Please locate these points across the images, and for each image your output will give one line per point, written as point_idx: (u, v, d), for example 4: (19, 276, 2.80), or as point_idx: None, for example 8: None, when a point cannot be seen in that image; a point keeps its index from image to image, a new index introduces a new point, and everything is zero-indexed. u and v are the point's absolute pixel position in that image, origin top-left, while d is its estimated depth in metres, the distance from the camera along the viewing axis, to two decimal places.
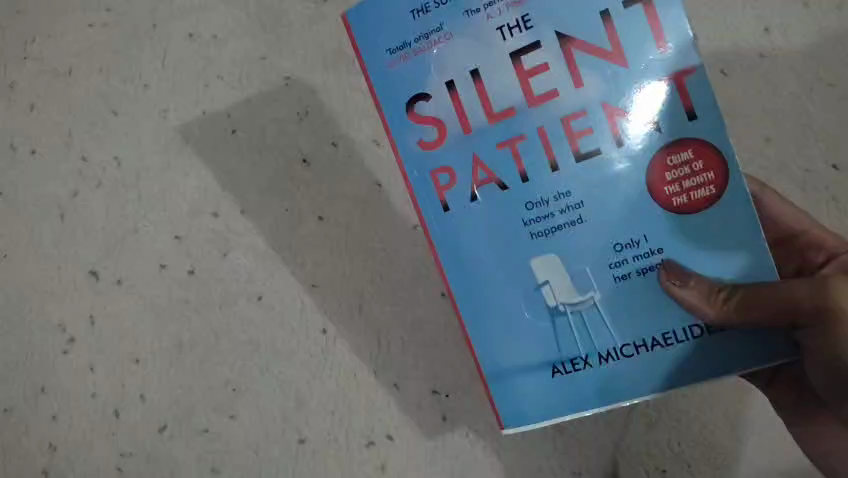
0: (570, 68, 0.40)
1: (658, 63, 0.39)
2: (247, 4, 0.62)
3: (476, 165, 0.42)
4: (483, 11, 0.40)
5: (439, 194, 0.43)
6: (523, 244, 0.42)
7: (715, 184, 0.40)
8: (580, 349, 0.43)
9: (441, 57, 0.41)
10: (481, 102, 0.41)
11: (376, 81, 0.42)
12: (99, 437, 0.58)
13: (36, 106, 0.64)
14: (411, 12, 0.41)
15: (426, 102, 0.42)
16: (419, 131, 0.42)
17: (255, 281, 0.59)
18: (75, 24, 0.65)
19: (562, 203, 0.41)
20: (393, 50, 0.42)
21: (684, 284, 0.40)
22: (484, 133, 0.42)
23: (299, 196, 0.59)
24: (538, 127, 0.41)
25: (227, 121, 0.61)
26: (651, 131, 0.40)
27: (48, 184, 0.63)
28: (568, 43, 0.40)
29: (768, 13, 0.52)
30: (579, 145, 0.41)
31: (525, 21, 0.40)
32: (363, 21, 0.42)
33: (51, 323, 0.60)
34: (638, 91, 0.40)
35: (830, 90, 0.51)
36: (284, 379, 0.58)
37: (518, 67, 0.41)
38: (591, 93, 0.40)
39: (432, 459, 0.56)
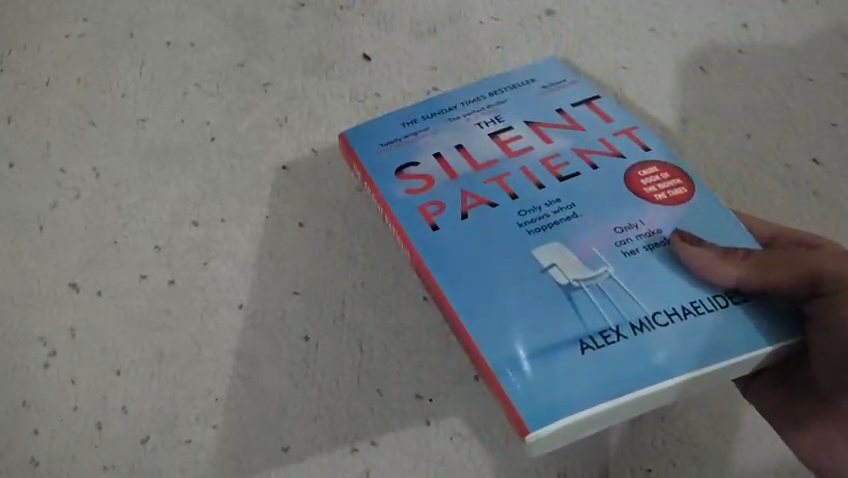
0: (541, 134, 0.53)
1: (609, 127, 0.52)
2: (224, 12, 0.67)
3: (465, 196, 0.49)
4: (463, 118, 0.55)
5: (429, 220, 0.48)
6: (522, 239, 0.46)
7: (686, 186, 0.48)
8: (609, 323, 0.42)
9: (428, 143, 0.53)
10: (466, 159, 0.52)
11: (368, 162, 0.53)
12: (82, 450, 0.55)
13: (14, 118, 0.64)
14: (402, 124, 0.55)
15: (415, 167, 0.52)
16: (409, 184, 0.51)
17: (234, 291, 0.58)
18: (52, 36, 0.67)
19: (555, 207, 0.48)
20: (383, 143, 0.54)
21: (698, 247, 0.44)
22: (471, 176, 0.51)
23: (280, 204, 0.60)
24: (521, 167, 0.50)
25: (206, 129, 0.63)
26: (619, 160, 0.50)
27: (26, 196, 0.62)
28: (536, 125, 0.53)
29: (743, 13, 0.65)
30: (562, 173, 0.50)
31: (499, 118, 0.54)
32: (359, 133, 0.55)
33: (31, 336, 0.58)
34: (600, 140, 0.52)
35: (809, 83, 0.62)
36: (266, 387, 0.56)
37: (498, 139, 0.53)
38: (560, 145, 0.52)
39: (415, 464, 0.54)
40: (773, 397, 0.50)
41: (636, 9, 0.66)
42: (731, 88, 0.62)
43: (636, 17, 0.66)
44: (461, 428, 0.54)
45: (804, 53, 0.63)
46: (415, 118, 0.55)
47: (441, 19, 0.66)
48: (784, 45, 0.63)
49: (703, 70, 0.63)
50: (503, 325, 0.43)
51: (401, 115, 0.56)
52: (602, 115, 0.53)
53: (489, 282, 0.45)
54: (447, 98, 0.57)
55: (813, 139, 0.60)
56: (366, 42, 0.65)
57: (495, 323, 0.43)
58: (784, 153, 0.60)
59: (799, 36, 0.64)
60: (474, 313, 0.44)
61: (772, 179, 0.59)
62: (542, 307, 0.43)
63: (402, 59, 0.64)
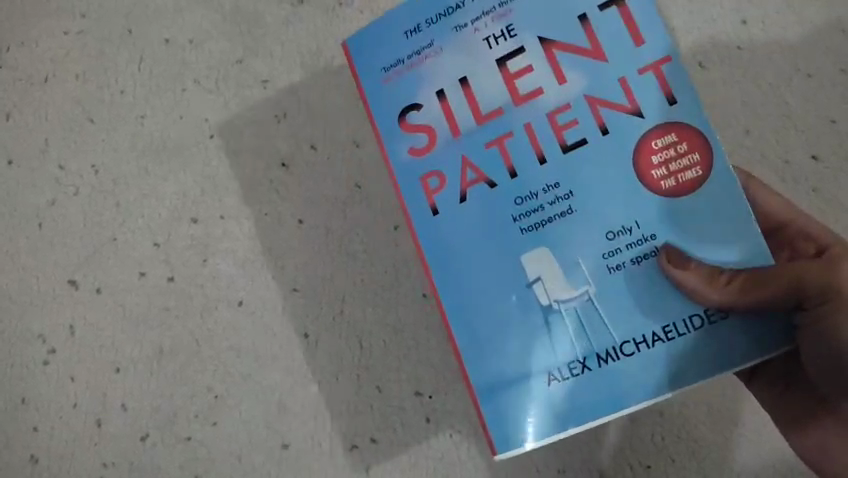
0: (553, 68, 0.38)
1: (633, 57, 0.37)
2: (221, 5, 0.64)
3: (465, 165, 0.39)
4: (470, 25, 0.39)
5: (429, 198, 0.40)
6: (514, 240, 0.38)
7: (702, 167, 0.36)
8: (576, 353, 0.37)
9: (432, 70, 0.40)
10: (470, 107, 0.39)
11: (369, 90, 0.41)
12: (81, 448, 0.56)
13: (12, 115, 0.64)
14: (405, 32, 0.40)
15: (416, 112, 0.40)
16: (410, 139, 0.40)
17: (233, 287, 0.58)
18: (49, 32, 0.65)
19: (552, 195, 0.38)
20: (385, 68, 0.41)
21: (682, 268, 0.36)
22: (472, 134, 0.39)
23: (278, 201, 0.60)
24: (525, 124, 0.38)
25: (204, 126, 0.62)
26: (634, 118, 0.37)
27: (26, 194, 0.62)
28: (550, 46, 0.38)
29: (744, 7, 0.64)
30: (567, 137, 0.38)
31: (509, 31, 0.39)
32: (362, 42, 0.41)
33: (31, 333, 0.59)
34: (622, 79, 0.37)
35: (808, 79, 0.62)
36: (266, 384, 0.56)
37: (504, 71, 0.39)
38: (575, 88, 0.38)
39: (415, 462, 0.54)
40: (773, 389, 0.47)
41: None
42: (730, 84, 0.62)
43: None
44: (460, 425, 0.54)
45: (803, 49, 0.62)
46: (419, 23, 0.40)
47: None
48: (785, 40, 0.63)
49: (701, 66, 0.63)
50: (474, 348, 0.39)
51: (400, 16, 0.40)
52: (633, 33, 0.37)
53: (469, 295, 0.39)
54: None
55: (812, 133, 0.61)
56: None
57: (477, 342, 0.39)
58: (783, 148, 0.61)
59: (804, 30, 0.63)
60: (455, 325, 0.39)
61: (771, 172, 0.61)
62: (510, 332, 0.38)
63: None
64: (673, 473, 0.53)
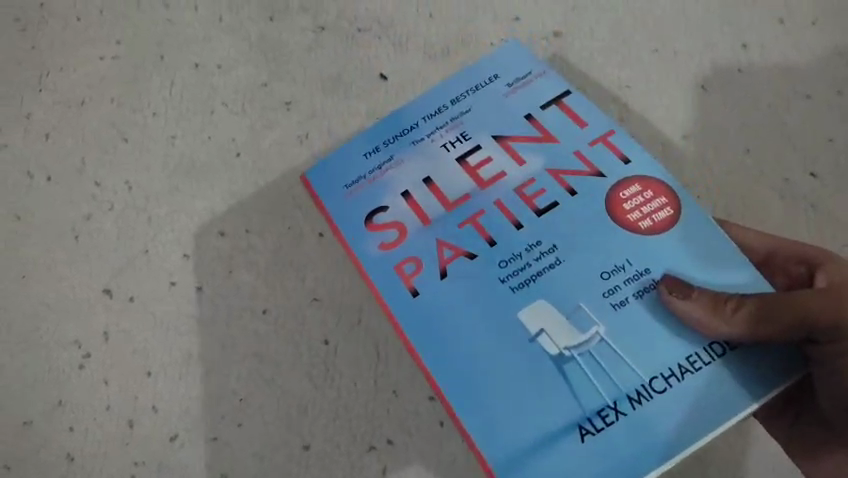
0: (512, 154, 0.55)
1: (580, 135, 0.55)
2: (248, 35, 0.70)
3: (441, 247, 0.52)
4: (426, 138, 0.57)
5: (409, 280, 0.51)
6: (505, 297, 0.49)
7: (671, 206, 0.50)
8: (607, 399, 0.45)
9: (393, 178, 0.56)
10: (435, 197, 0.54)
11: (332, 210, 0.56)
12: (114, 448, 0.59)
13: (52, 134, 0.68)
14: (364, 156, 0.58)
15: (382, 213, 0.54)
16: (380, 237, 0.53)
17: (257, 297, 0.62)
18: (86, 58, 0.70)
19: (536, 252, 0.50)
20: (347, 185, 0.57)
21: (686, 296, 0.46)
22: (445, 219, 0.53)
23: (301, 217, 0.63)
24: (494, 200, 0.53)
25: (231, 146, 0.66)
26: (600, 180, 0.52)
27: (62, 209, 0.65)
28: (508, 139, 0.56)
29: (743, 33, 0.68)
30: (538, 203, 0.52)
31: (464, 136, 0.57)
32: (321, 173, 0.58)
33: (66, 339, 0.62)
34: (577, 153, 0.54)
35: (807, 100, 0.65)
36: (287, 388, 0.59)
37: (466, 166, 0.55)
38: (535, 166, 0.54)
39: (428, 464, 0.57)
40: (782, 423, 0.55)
41: (637, 32, 0.69)
42: (730, 105, 0.65)
43: (641, 36, 0.68)
44: None
45: (797, 72, 0.66)
46: (376, 147, 0.58)
47: (453, 41, 0.69)
48: (783, 63, 0.66)
49: (703, 89, 0.66)
50: (501, 406, 0.46)
51: (360, 146, 0.58)
52: (576, 120, 0.55)
53: (473, 355, 0.48)
54: (405, 116, 0.59)
55: (811, 153, 0.63)
56: (382, 62, 0.68)
57: (488, 400, 0.46)
58: (783, 167, 0.63)
59: (799, 54, 0.66)
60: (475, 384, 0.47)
61: (771, 191, 0.62)
62: (539, 382, 0.46)
63: (414, 79, 0.67)
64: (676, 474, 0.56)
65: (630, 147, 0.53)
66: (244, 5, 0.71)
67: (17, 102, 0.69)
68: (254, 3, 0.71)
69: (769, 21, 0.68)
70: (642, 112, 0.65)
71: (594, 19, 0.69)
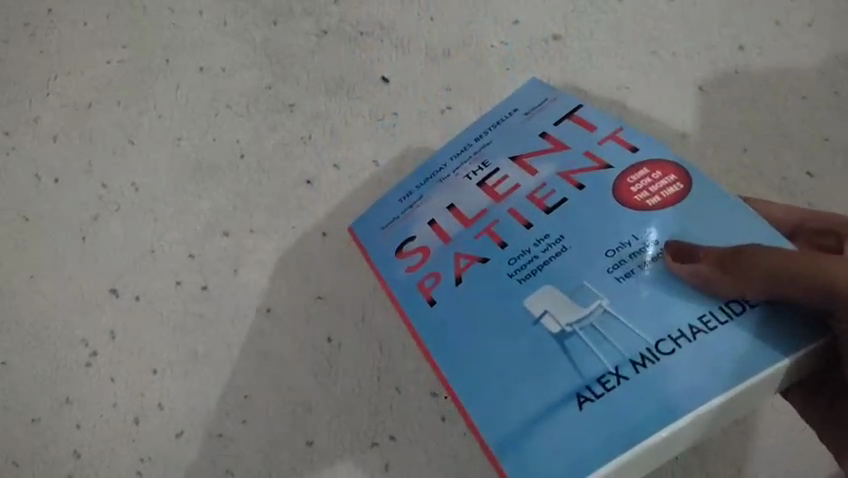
0: (525, 167, 0.49)
1: (589, 140, 0.49)
2: (252, 38, 0.71)
3: (458, 259, 0.46)
4: (454, 173, 0.51)
5: (426, 295, 0.45)
6: (512, 291, 0.43)
7: (682, 182, 0.44)
8: (607, 365, 0.38)
9: (423, 212, 0.50)
10: (457, 219, 0.48)
11: (372, 252, 0.50)
12: (120, 444, 0.59)
13: (59, 137, 0.69)
14: (399, 200, 0.52)
15: (410, 242, 0.49)
16: (404, 263, 0.48)
17: (262, 295, 0.62)
18: (94, 62, 0.72)
19: (543, 245, 0.44)
20: (384, 226, 0.51)
21: (695, 258, 0.40)
22: (464, 234, 0.47)
23: (304, 216, 0.64)
24: (509, 210, 0.47)
25: (236, 147, 0.67)
26: (609, 171, 0.46)
27: (70, 210, 0.66)
28: (522, 157, 0.49)
29: (739, 35, 0.69)
30: (549, 203, 0.46)
31: (485, 165, 0.51)
32: (365, 225, 0.52)
33: (74, 337, 0.62)
34: (590, 158, 0.47)
35: (804, 100, 0.66)
36: (292, 385, 0.60)
37: (486, 187, 0.49)
38: (546, 172, 0.48)
39: (430, 459, 0.57)
40: (817, 401, 0.51)
41: (635, 34, 0.70)
42: (729, 105, 0.66)
43: (638, 38, 0.69)
44: None
45: (794, 72, 0.67)
46: (410, 190, 0.52)
47: (454, 44, 0.70)
48: (779, 64, 0.67)
49: (701, 89, 0.67)
50: (508, 392, 0.40)
51: (393, 195, 0.52)
52: (586, 126, 0.49)
53: (485, 353, 0.42)
54: (431, 164, 0.53)
55: (807, 152, 0.64)
56: (384, 65, 0.69)
57: (499, 395, 0.40)
58: (780, 166, 0.63)
59: (796, 55, 0.67)
60: (481, 376, 0.41)
61: (768, 189, 0.63)
62: (541, 359, 0.40)
63: (415, 82, 0.68)
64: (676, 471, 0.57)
65: (639, 140, 0.47)
66: (249, 10, 0.73)
67: (26, 105, 0.70)
68: (259, 8, 0.73)
69: (765, 23, 0.69)
70: (641, 112, 0.66)
71: (593, 21, 0.70)
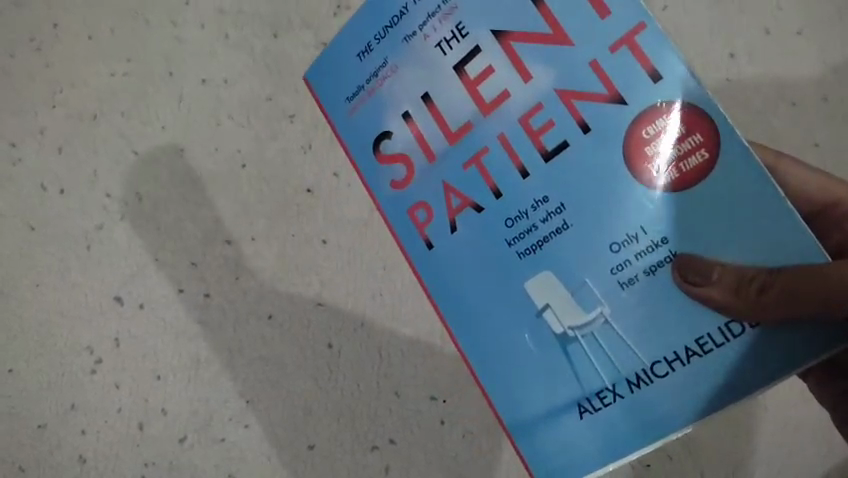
0: (513, 62, 0.34)
1: (605, 29, 0.32)
2: (253, 49, 0.71)
3: (448, 192, 0.36)
4: (419, 33, 0.36)
5: (421, 234, 0.37)
6: (511, 267, 0.35)
7: (707, 148, 0.31)
8: (603, 379, 0.33)
9: (393, 93, 0.37)
10: (438, 124, 0.36)
11: (341, 129, 0.39)
12: (126, 448, 0.61)
13: (65, 148, 0.70)
14: (357, 55, 0.38)
15: (389, 141, 0.38)
16: (389, 171, 0.38)
17: (263, 301, 0.63)
18: (97, 73, 0.72)
19: (542, 211, 0.34)
20: (349, 97, 0.39)
21: (704, 280, 0.31)
22: (449, 157, 0.36)
23: (304, 223, 0.65)
24: (498, 135, 0.35)
25: (237, 157, 0.68)
26: (617, 107, 0.32)
27: (75, 219, 0.68)
28: (506, 39, 0.34)
29: (732, 41, 0.69)
30: (545, 142, 0.34)
31: (461, 31, 0.35)
32: (322, 77, 0.40)
33: (79, 345, 0.64)
34: (595, 66, 0.32)
35: (793, 106, 0.67)
36: (293, 389, 0.61)
37: (464, 79, 0.36)
38: (543, 83, 0.34)
39: (429, 461, 0.59)
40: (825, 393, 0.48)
41: None
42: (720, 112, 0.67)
43: None
44: (472, 426, 0.59)
45: (787, 80, 0.68)
46: (369, 42, 0.37)
47: None
48: (771, 71, 0.68)
49: None
50: (504, 373, 0.35)
51: (349, 40, 0.38)
52: (593, 2, 0.32)
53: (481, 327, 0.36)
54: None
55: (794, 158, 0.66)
56: None
57: (495, 376, 0.36)
58: None
59: (788, 61, 0.68)
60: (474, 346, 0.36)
61: None
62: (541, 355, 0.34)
63: None
64: (670, 470, 0.58)
65: (667, 59, 0.31)
66: (249, 22, 0.72)
67: (31, 116, 0.71)
68: (258, 20, 0.72)
69: (756, 28, 0.69)
70: None
71: None
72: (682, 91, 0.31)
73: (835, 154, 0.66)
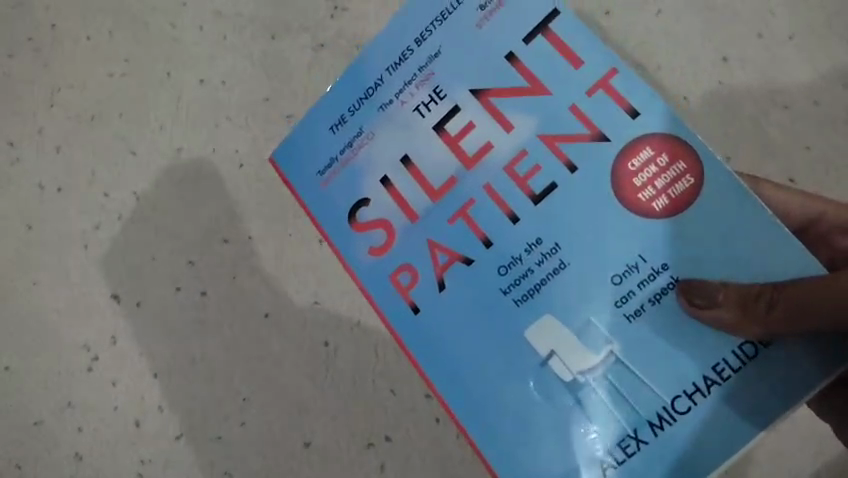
0: (495, 117, 0.36)
1: (582, 79, 0.34)
2: (251, 52, 0.72)
3: (435, 249, 0.36)
4: (396, 100, 0.37)
5: (405, 297, 0.36)
6: (509, 318, 0.34)
7: (692, 173, 0.32)
8: (625, 426, 0.32)
9: (369, 160, 0.38)
10: (420, 184, 0.37)
11: (312, 205, 0.39)
12: (122, 446, 0.61)
13: (63, 148, 0.71)
14: (330, 128, 0.39)
15: (365, 208, 0.37)
16: (366, 239, 0.37)
17: (260, 300, 0.64)
18: (95, 74, 0.73)
19: (537, 254, 0.34)
20: (320, 170, 0.39)
21: (709, 303, 0.31)
22: (433, 215, 0.36)
23: (301, 224, 0.65)
24: (484, 185, 0.35)
25: (235, 158, 0.69)
26: (602, 145, 0.33)
27: (73, 219, 0.68)
28: (485, 96, 0.36)
29: (723, 47, 0.70)
30: (534, 188, 0.34)
31: (438, 93, 0.37)
32: (288, 158, 0.40)
33: (76, 343, 0.64)
34: (575, 109, 0.34)
35: (785, 110, 0.68)
36: (289, 388, 0.61)
37: (445, 136, 0.36)
38: (525, 132, 0.35)
39: (424, 459, 0.59)
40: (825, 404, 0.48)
41: (626, 45, 0.71)
42: (713, 115, 0.69)
43: (628, 51, 0.71)
44: None
45: (779, 84, 0.69)
46: (341, 116, 0.39)
47: None
48: (763, 76, 0.69)
49: (686, 99, 0.69)
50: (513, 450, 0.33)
51: (321, 117, 0.39)
52: (566, 56, 0.34)
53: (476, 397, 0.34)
54: (363, 69, 0.38)
55: (786, 163, 0.67)
56: None
57: (500, 448, 0.34)
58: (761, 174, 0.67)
59: (779, 65, 0.69)
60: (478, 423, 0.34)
61: None
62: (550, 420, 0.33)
63: None
64: None
65: (640, 100, 0.33)
66: (248, 25, 0.73)
67: (29, 117, 0.72)
68: (257, 24, 0.73)
69: (748, 34, 0.70)
70: None
71: None
72: (660, 127, 0.33)
73: (824, 157, 0.67)
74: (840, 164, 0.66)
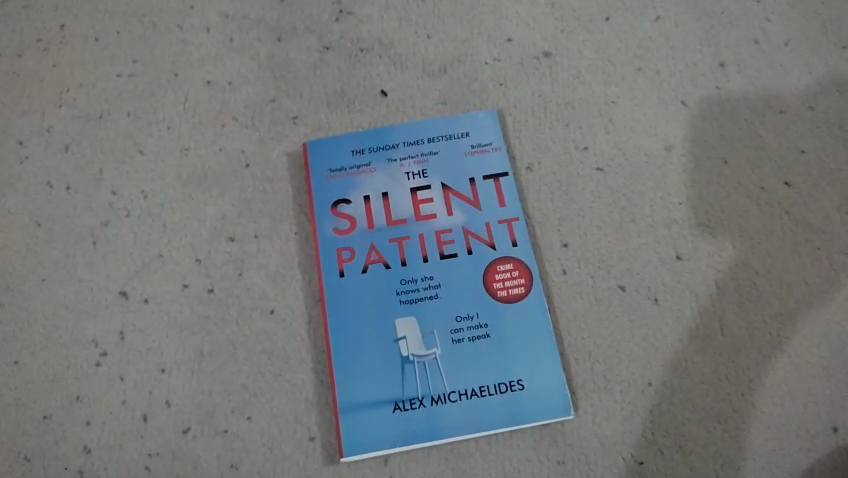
0: (447, 204, 0.66)
1: (498, 211, 0.66)
2: (257, 54, 0.75)
3: (373, 250, 0.65)
4: (398, 162, 0.68)
5: (340, 265, 0.65)
6: (403, 311, 0.63)
7: None
8: (463, 426, 0.59)
9: (364, 181, 0.68)
10: (385, 212, 0.66)
11: (314, 185, 0.68)
12: (130, 439, 0.61)
13: (71, 146, 0.72)
14: (353, 152, 0.69)
15: (347, 205, 0.67)
16: (336, 222, 0.66)
17: (265, 298, 0.65)
18: (105, 75, 0.75)
19: (431, 291, 0.63)
20: (332, 170, 0.69)
21: None
22: (382, 230, 0.66)
23: (306, 223, 0.67)
24: (419, 234, 0.65)
25: (241, 157, 0.70)
26: (505, 244, 0.65)
27: (83, 216, 0.69)
28: (449, 190, 0.67)
29: (719, 53, 0.72)
30: (446, 249, 0.65)
31: (424, 173, 0.68)
32: (318, 149, 0.70)
33: (84, 338, 0.65)
34: (499, 228, 0.65)
35: (779, 114, 0.69)
36: (295, 382, 0.62)
37: (415, 196, 0.67)
38: (456, 220, 0.66)
39: (429, 452, 0.59)
40: None
41: (623, 51, 0.73)
42: (710, 119, 0.69)
43: (624, 57, 0.73)
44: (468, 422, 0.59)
45: (775, 89, 0.70)
46: (363, 149, 0.69)
47: (449, 60, 0.74)
48: (757, 80, 0.71)
49: (683, 104, 0.70)
50: (375, 362, 0.61)
51: (353, 142, 0.70)
52: (501, 197, 0.67)
53: (378, 335, 0.62)
54: (389, 133, 0.70)
55: (783, 164, 0.67)
56: (383, 80, 0.73)
57: (354, 350, 0.62)
58: (757, 176, 0.67)
59: (775, 70, 0.71)
60: (355, 347, 0.62)
61: (748, 198, 0.66)
62: (425, 360, 0.61)
63: (414, 95, 0.72)
64: (664, 466, 0.57)
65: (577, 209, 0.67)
66: (254, 26, 0.76)
67: (40, 115, 0.73)
68: (263, 24, 0.76)
69: (744, 40, 0.73)
70: (624, 127, 0.70)
71: (579, 41, 0.74)
72: None
73: (819, 161, 0.67)
74: (836, 168, 0.67)
